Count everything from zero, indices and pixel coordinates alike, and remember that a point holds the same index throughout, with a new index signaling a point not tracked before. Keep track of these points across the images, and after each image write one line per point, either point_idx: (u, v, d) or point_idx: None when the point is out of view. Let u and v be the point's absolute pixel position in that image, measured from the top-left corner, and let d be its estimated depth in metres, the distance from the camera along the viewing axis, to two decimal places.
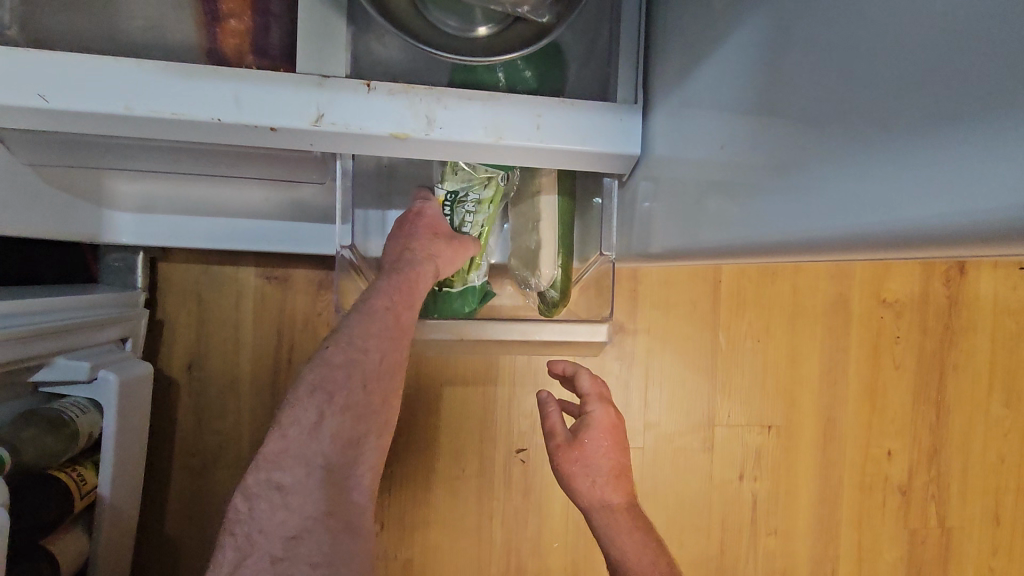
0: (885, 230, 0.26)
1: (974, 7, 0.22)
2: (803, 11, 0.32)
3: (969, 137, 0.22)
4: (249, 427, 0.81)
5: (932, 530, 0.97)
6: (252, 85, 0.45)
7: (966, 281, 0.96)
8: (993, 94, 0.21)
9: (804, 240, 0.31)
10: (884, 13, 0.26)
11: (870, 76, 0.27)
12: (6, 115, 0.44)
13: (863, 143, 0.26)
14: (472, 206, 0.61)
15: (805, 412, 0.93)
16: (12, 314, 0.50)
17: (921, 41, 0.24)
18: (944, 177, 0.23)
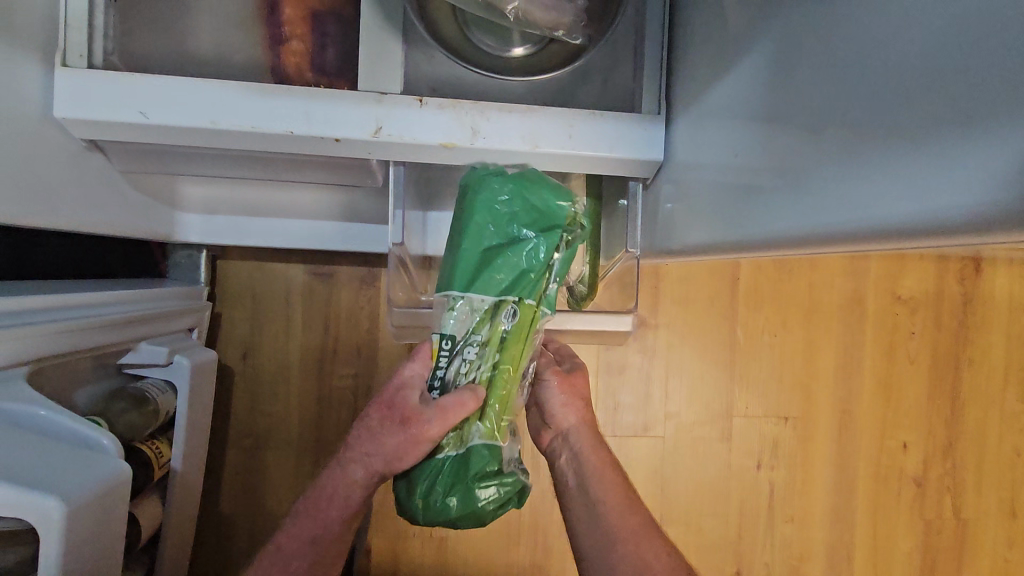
0: (885, 225, 0.30)
1: (955, 43, 0.26)
2: (813, 36, 0.37)
3: (954, 146, 0.26)
4: (297, 413, 0.88)
5: (947, 521, 1.00)
6: (322, 102, 0.51)
7: (981, 279, 0.99)
8: (974, 109, 0.25)
9: (814, 233, 0.35)
10: (885, 42, 0.31)
11: (875, 93, 0.31)
12: (114, 129, 0.51)
13: (869, 151, 0.31)
14: (473, 356, 0.48)
15: (821, 405, 0.97)
16: (95, 305, 0.55)
17: (915, 67, 0.29)
18: (934, 180, 0.27)
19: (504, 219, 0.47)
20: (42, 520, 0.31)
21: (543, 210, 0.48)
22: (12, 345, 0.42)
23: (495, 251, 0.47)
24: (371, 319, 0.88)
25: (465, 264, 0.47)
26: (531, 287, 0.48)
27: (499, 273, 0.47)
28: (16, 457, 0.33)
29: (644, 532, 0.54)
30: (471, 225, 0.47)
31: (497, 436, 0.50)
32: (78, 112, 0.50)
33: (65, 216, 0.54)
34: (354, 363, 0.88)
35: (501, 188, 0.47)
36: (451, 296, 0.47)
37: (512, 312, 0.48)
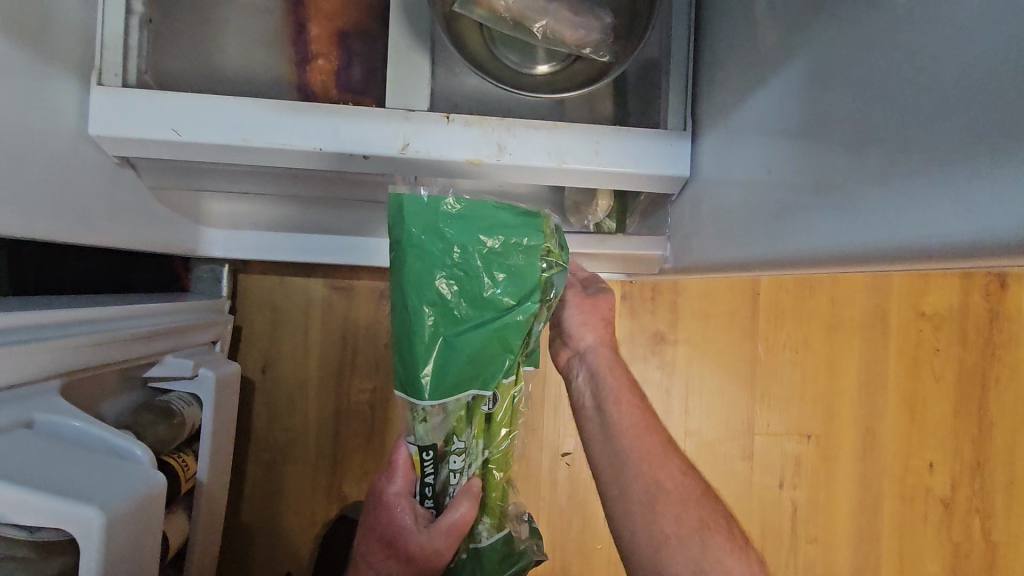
0: (915, 245, 0.29)
1: (989, 65, 0.26)
2: (843, 54, 0.36)
3: (989, 167, 0.26)
4: (315, 426, 0.88)
5: (976, 544, 0.97)
6: (348, 119, 0.52)
7: (1007, 294, 0.97)
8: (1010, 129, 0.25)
9: (846, 252, 0.35)
10: (918, 60, 0.30)
11: (904, 113, 0.31)
12: (146, 146, 0.52)
13: (898, 171, 0.31)
14: (460, 461, 0.47)
15: (844, 422, 0.95)
16: (124, 318, 0.55)
17: (949, 87, 0.28)
18: (968, 202, 0.27)
19: (462, 293, 0.43)
20: (84, 530, 0.31)
21: (508, 270, 0.44)
22: (49, 357, 0.42)
23: (455, 339, 0.43)
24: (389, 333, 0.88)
25: (427, 364, 0.43)
26: (504, 369, 0.45)
27: (468, 366, 0.44)
28: (53, 468, 0.33)
29: (659, 453, 0.51)
30: (423, 309, 0.43)
31: (500, 524, 0.51)
32: (115, 129, 0.51)
33: (97, 231, 0.55)
34: (372, 377, 0.88)
35: (451, 252, 0.43)
36: (419, 405, 0.44)
37: (490, 399, 0.46)
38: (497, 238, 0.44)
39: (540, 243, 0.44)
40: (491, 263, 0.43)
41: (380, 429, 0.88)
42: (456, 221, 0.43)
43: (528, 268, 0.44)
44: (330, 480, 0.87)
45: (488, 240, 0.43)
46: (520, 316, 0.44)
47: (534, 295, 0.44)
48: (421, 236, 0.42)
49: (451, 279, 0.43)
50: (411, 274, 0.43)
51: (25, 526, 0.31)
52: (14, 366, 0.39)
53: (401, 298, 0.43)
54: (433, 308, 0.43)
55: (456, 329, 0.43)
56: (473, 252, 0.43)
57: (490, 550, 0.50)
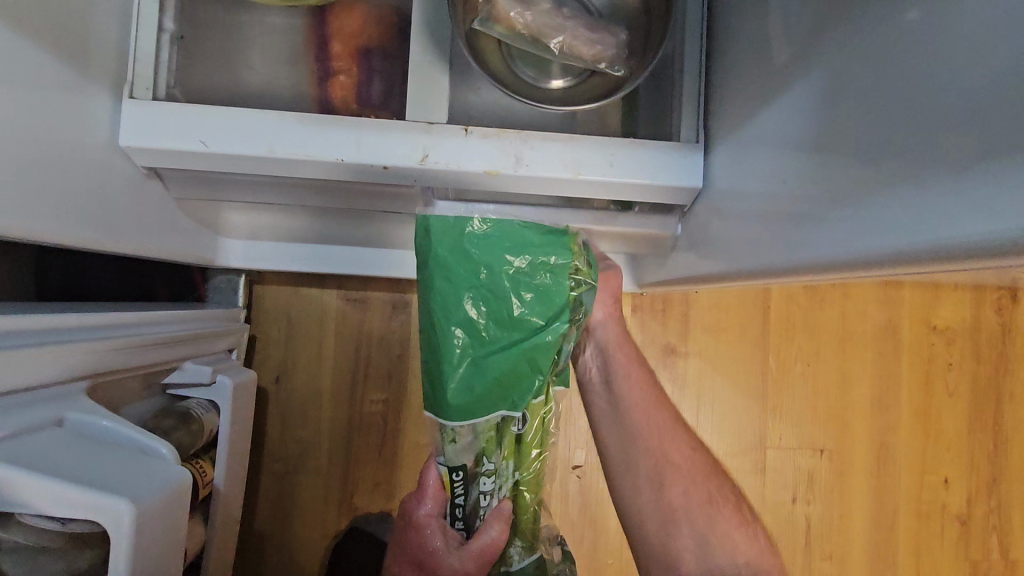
0: (929, 248, 0.30)
1: (999, 77, 0.27)
2: (855, 67, 0.37)
3: (1002, 171, 0.26)
4: (328, 436, 0.88)
5: (994, 563, 0.95)
6: (369, 131, 0.53)
7: (1019, 309, 0.97)
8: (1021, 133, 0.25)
9: (856, 257, 0.35)
10: (930, 71, 0.31)
11: (916, 122, 0.31)
12: (175, 157, 0.54)
13: (912, 177, 0.31)
14: (489, 484, 0.52)
15: (857, 437, 0.94)
16: (146, 325, 0.56)
17: (960, 96, 0.29)
18: (981, 205, 0.27)
19: (490, 314, 0.49)
20: (115, 523, 0.32)
21: (534, 289, 0.49)
22: (76, 359, 0.43)
23: (484, 357, 0.49)
24: (401, 344, 0.89)
25: (456, 380, 0.49)
26: (532, 388, 0.50)
27: (494, 381, 0.49)
28: (85, 464, 0.34)
29: (667, 429, 0.57)
30: (453, 327, 0.48)
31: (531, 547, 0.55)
32: (146, 141, 0.52)
33: (125, 240, 0.56)
34: (385, 388, 0.89)
35: (479, 273, 0.48)
36: (449, 425, 0.50)
37: (519, 420, 0.51)
38: (523, 260, 0.49)
39: (566, 261, 0.50)
40: (518, 283, 0.49)
41: (392, 440, 0.89)
42: (482, 244, 0.48)
43: (553, 288, 0.49)
44: (342, 491, 0.88)
45: (515, 261, 0.48)
46: (547, 334, 0.49)
47: (560, 314, 0.49)
48: (451, 259, 0.48)
49: (479, 301, 0.48)
50: (441, 294, 0.48)
51: (59, 517, 0.32)
52: (45, 366, 0.40)
53: (432, 318, 0.49)
54: (463, 326, 0.48)
55: (483, 346, 0.49)
56: (501, 275, 0.48)
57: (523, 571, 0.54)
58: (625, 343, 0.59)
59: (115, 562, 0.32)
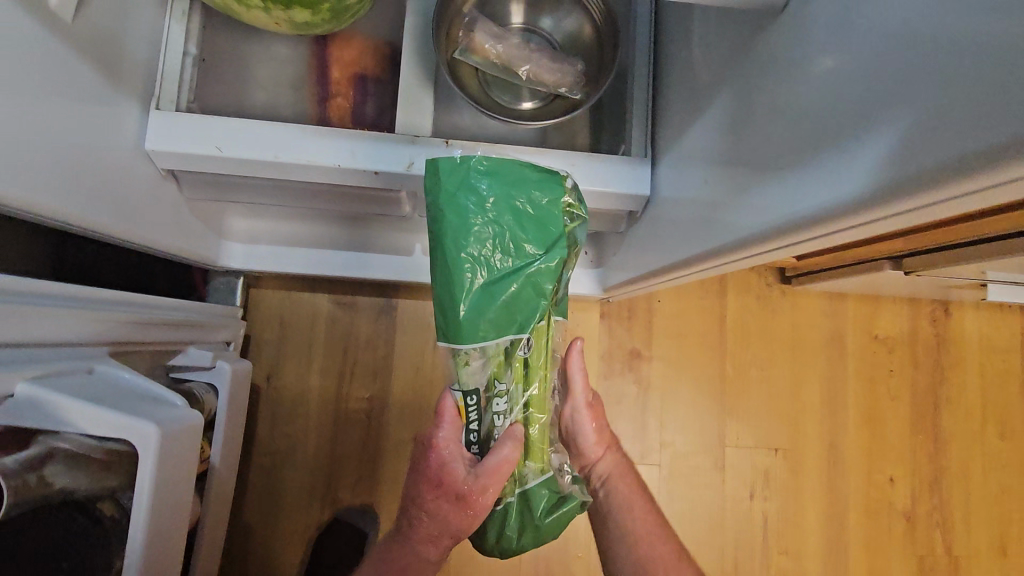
0: (788, 221, 0.38)
1: (824, 89, 0.35)
2: (744, 89, 0.46)
3: (827, 156, 0.34)
4: (315, 431, 0.93)
5: (940, 558, 1.01)
6: (363, 141, 0.62)
7: (951, 320, 1.06)
8: (837, 127, 0.34)
9: (744, 236, 0.44)
10: (787, 88, 0.40)
11: (780, 127, 0.40)
12: (192, 161, 0.62)
13: (779, 168, 0.40)
14: (502, 406, 0.54)
15: (808, 437, 1.02)
16: (157, 308, 0.63)
17: (804, 104, 0.37)
18: (817, 182, 0.35)
19: (496, 242, 0.51)
20: (142, 442, 0.39)
21: (536, 220, 0.53)
22: (99, 324, 0.50)
23: (493, 282, 0.51)
24: (386, 345, 0.96)
25: (466, 307, 0.50)
26: (537, 311, 0.53)
27: (505, 309, 0.52)
28: (114, 400, 0.41)
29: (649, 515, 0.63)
30: (462, 260, 0.50)
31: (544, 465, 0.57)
32: (167, 146, 0.60)
33: (142, 233, 0.63)
34: (370, 386, 0.95)
35: (485, 204, 0.51)
36: (461, 349, 0.51)
37: (525, 343, 0.53)
38: (524, 196, 0.52)
39: (561, 200, 0.54)
40: (523, 216, 0.52)
41: (375, 437, 0.94)
42: (488, 179, 0.51)
43: (552, 218, 0.53)
44: (328, 484, 0.93)
45: (517, 196, 0.52)
46: (549, 260, 0.52)
47: (560, 242, 0.53)
48: (457, 192, 0.51)
49: (486, 229, 0.51)
50: (451, 226, 0.50)
51: (95, 436, 0.39)
52: (78, 326, 0.47)
53: (442, 250, 0.51)
54: (473, 259, 0.51)
55: (494, 275, 0.51)
56: (505, 206, 0.51)
57: (539, 488, 0.56)
58: (622, 464, 0.67)
59: (141, 479, 0.39)
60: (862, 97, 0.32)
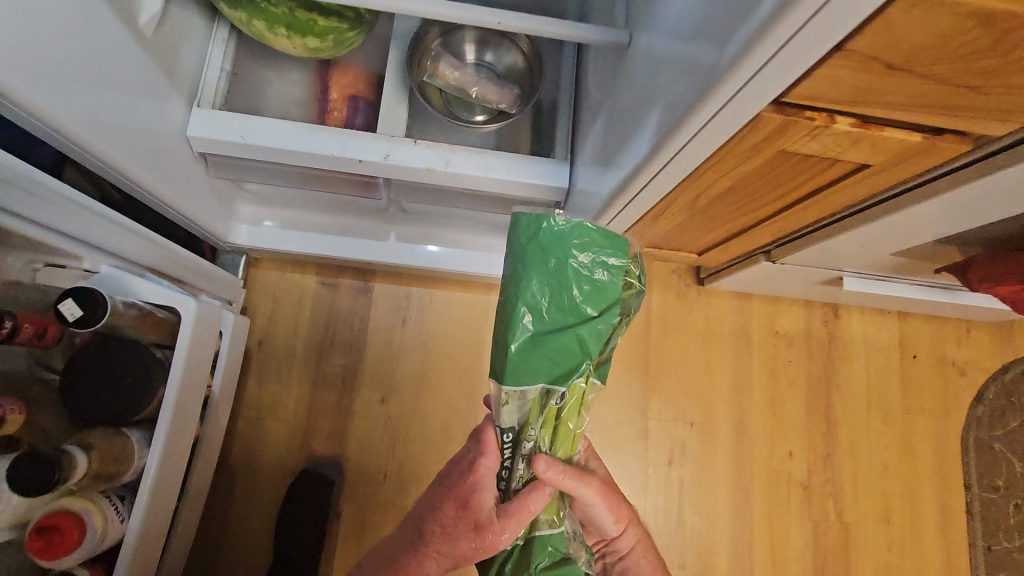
0: (637, 168, 0.59)
1: (644, 88, 0.56)
2: (610, 99, 0.68)
3: (648, 125, 0.55)
4: (296, 391, 1.09)
5: (832, 523, 1.18)
6: (351, 138, 0.80)
7: (840, 322, 1.27)
8: (651, 107, 0.54)
9: (615, 188, 0.64)
10: (629, 91, 0.61)
11: (627, 115, 0.61)
12: (220, 146, 0.80)
13: (630, 139, 0.60)
14: (531, 448, 0.63)
15: (720, 415, 1.19)
16: (189, 260, 0.79)
17: (636, 100, 0.58)
18: (646, 140, 0.56)
19: (554, 296, 0.59)
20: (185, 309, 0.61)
21: (595, 286, 0.61)
22: (156, 250, 0.68)
23: (545, 333, 0.59)
24: (362, 322, 1.13)
25: (514, 350, 0.59)
26: (579, 368, 0.61)
27: (545, 359, 0.60)
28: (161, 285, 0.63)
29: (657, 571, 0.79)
30: (520, 309, 0.58)
31: (556, 520, 0.66)
32: (203, 134, 0.79)
33: (179, 197, 0.82)
34: (346, 355, 1.11)
35: (552, 262, 0.59)
36: (503, 388, 0.60)
37: (560, 396, 0.61)
38: (585, 255, 0.60)
39: (621, 264, 0.61)
40: (583, 278, 0.60)
41: (348, 399, 1.10)
42: (557, 238, 0.59)
43: (609, 284, 0.61)
44: (303, 437, 1.07)
45: (579, 255, 0.60)
46: (602, 321, 0.60)
47: (614, 306, 0.61)
48: (528, 248, 0.59)
49: (548, 285, 0.59)
50: (526, 277, 0.58)
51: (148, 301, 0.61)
52: (142, 253, 0.65)
53: (505, 299, 0.59)
54: (532, 310, 0.58)
55: (545, 329, 0.59)
56: (569, 265, 0.59)
57: (545, 539, 0.65)
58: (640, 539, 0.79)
59: (183, 330, 0.60)
60: (658, 88, 0.53)
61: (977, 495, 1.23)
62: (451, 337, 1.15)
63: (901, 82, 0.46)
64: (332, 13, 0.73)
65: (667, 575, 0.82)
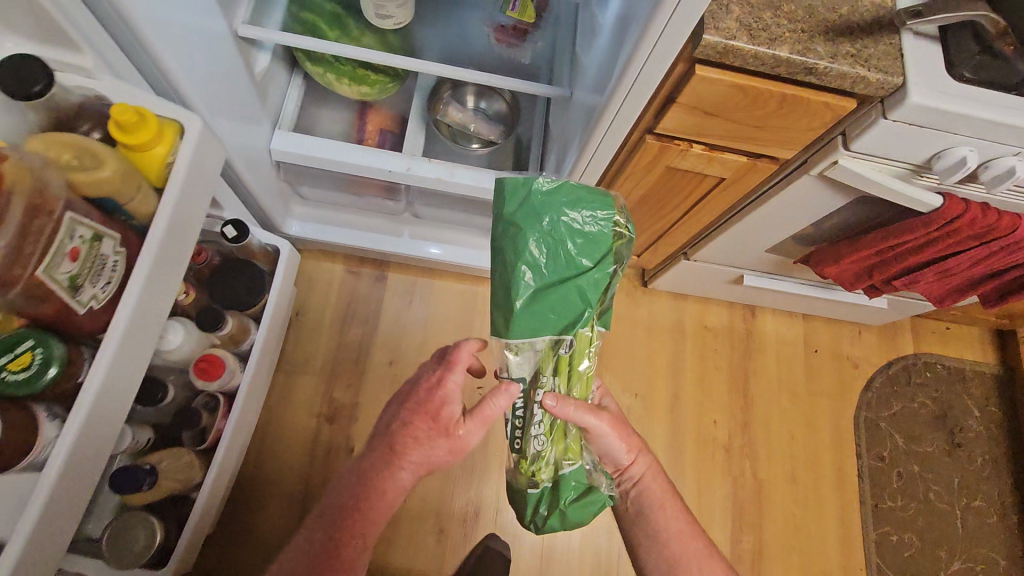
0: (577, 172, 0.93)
1: (581, 123, 0.92)
2: (565, 131, 1.03)
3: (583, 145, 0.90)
4: (323, 353, 1.39)
5: (749, 479, 1.47)
6: (384, 156, 1.14)
7: (757, 320, 1.60)
8: (584, 134, 0.90)
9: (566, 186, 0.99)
10: (575, 126, 0.96)
11: (574, 140, 0.96)
12: (293, 157, 1.13)
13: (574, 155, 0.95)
14: (546, 390, 0.83)
15: (659, 389, 1.50)
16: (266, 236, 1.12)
17: (577, 131, 0.94)
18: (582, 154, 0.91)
19: (549, 254, 0.79)
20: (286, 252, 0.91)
21: (584, 234, 0.81)
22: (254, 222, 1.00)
23: (546, 288, 0.80)
24: (378, 301, 1.44)
25: (520, 305, 0.80)
26: (580, 320, 0.82)
27: (549, 309, 0.81)
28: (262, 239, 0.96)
29: (661, 488, 0.98)
30: (523, 267, 0.79)
31: (575, 460, 0.87)
32: (282, 148, 1.12)
33: (262, 192, 1.15)
34: (364, 326, 1.42)
35: (545, 219, 0.79)
36: (511, 339, 0.81)
37: (566, 343, 0.82)
38: (571, 210, 0.80)
39: (607, 212, 0.81)
40: (573, 230, 0.80)
41: (364, 360, 1.40)
42: (547, 199, 0.80)
43: (595, 231, 0.80)
44: (327, 389, 1.36)
45: (568, 210, 0.80)
46: (593, 265, 0.81)
47: (602, 249, 0.81)
48: (522, 208, 0.80)
49: (543, 242, 0.79)
50: (523, 241, 0.79)
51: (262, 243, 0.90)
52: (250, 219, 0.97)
53: (514, 265, 0.79)
54: (532, 268, 0.79)
55: (545, 284, 0.80)
56: (558, 219, 0.80)
57: (567, 477, 0.86)
58: (647, 466, 0.97)
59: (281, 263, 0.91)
60: (587, 123, 0.88)
61: (866, 462, 1.53)
62: (447, 316, 1.46)
63: (717, 123, 0.81)
64: (381, 71, 1.09)
65: (675, 491, 1.01)
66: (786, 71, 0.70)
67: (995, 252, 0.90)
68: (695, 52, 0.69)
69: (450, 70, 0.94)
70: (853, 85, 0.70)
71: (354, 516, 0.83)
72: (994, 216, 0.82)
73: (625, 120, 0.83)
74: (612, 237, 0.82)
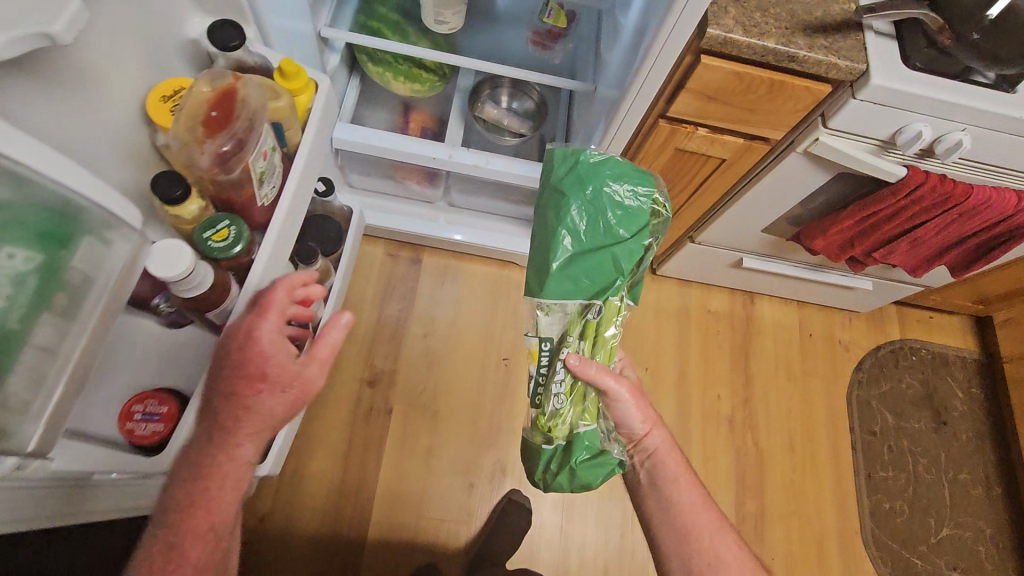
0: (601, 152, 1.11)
1: (604, 112, 1.10)
2: (588, 121, 1.21)
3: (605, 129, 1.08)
4: (365, 325, 1.54)
5: (750, 449, 1.60)
6: (428, 147, 1.29)
7: (755, 306, 1.75)
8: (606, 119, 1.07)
9: None
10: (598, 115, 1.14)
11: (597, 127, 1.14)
12: (350, 146, 1.29)
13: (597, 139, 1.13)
14: (572, 349, 0.93)
15: (666, 365, 1.65)
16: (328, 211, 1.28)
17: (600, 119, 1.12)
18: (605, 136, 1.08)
19: (589, 222, 0.90)
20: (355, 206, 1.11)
21: (624, 209, 0.92)
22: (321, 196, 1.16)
23: (583, 255, 0.90)
24: (414, 281, 1.60)
25: (557, 271, 0.90)
26: (612, 290, 0.91)
27: (583, 273, 0.91)
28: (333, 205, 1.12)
29: (678, 458, 1.04)
30: (564, 233, 0.90)
31: (591, 423, 0.95)
32: (341, 137, 1.28)
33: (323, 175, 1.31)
34: (400, 303, 1.57)
35: (588, 188, 0.91)
36: (543, 301, 0.91)
37: (596, 310, 0.91)
38: (614, 182, 0.92)
39: (647, 190, 0.92)
40: (612, 203, 0.91)
41: (401, 333, 1.55)
42: (592, 169, 0.92)
43: (635, 206, 0.91)
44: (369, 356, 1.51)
45: (610, 183, 0.92)
46: (630, 237, 0.91)
47: (639, 223, 0.92)
48: (567, 176, 0.93)
49: (584, 209, 0.91)
50: (568, 206, 0.91)
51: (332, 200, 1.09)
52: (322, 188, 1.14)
53: (557, 230, 0.91)
54: (572, 233, 0.90)
55: (583, 249, 0.90)
56: (600, 189, 0.91)
57: (582, 437, 0.94)
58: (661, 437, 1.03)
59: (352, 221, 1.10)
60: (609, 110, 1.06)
61: (858, 437, 1.66)
62: (474, 297, 1.61)
63: (720, 105, 0.98)
64: (431, 71, 1.28)
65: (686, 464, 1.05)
66: (773, 59, 0.88)
67: (954, 218, 1.06)
68: (702, 42, 0.87)
69: (494, 67, 1.12)
70: (828, 70, 0.88)
71: (189, 499, 0.68)
72: (949, 185, 0.99)
73: (642, 104, 1.00)
74: (649, 214, 0.93)
